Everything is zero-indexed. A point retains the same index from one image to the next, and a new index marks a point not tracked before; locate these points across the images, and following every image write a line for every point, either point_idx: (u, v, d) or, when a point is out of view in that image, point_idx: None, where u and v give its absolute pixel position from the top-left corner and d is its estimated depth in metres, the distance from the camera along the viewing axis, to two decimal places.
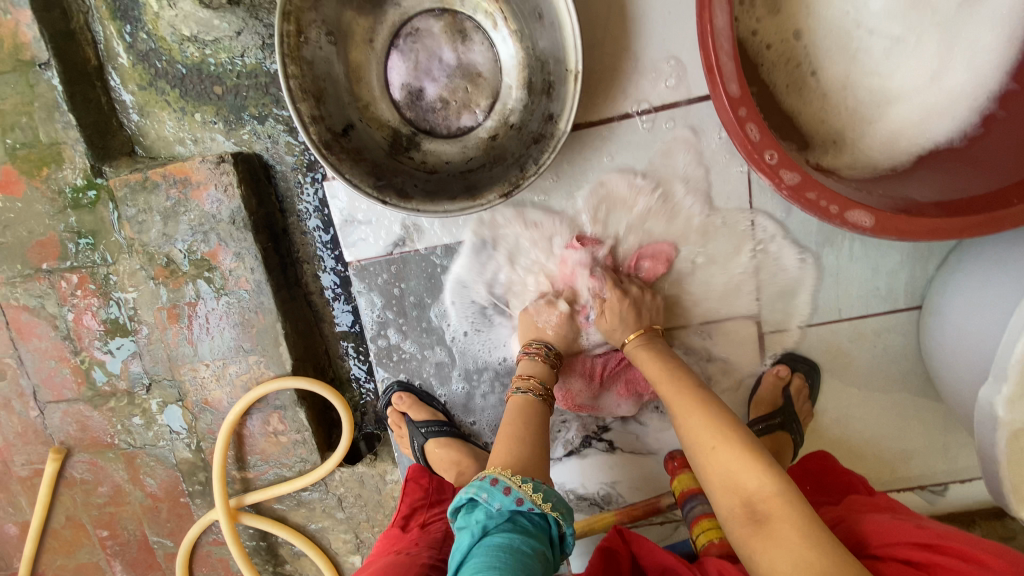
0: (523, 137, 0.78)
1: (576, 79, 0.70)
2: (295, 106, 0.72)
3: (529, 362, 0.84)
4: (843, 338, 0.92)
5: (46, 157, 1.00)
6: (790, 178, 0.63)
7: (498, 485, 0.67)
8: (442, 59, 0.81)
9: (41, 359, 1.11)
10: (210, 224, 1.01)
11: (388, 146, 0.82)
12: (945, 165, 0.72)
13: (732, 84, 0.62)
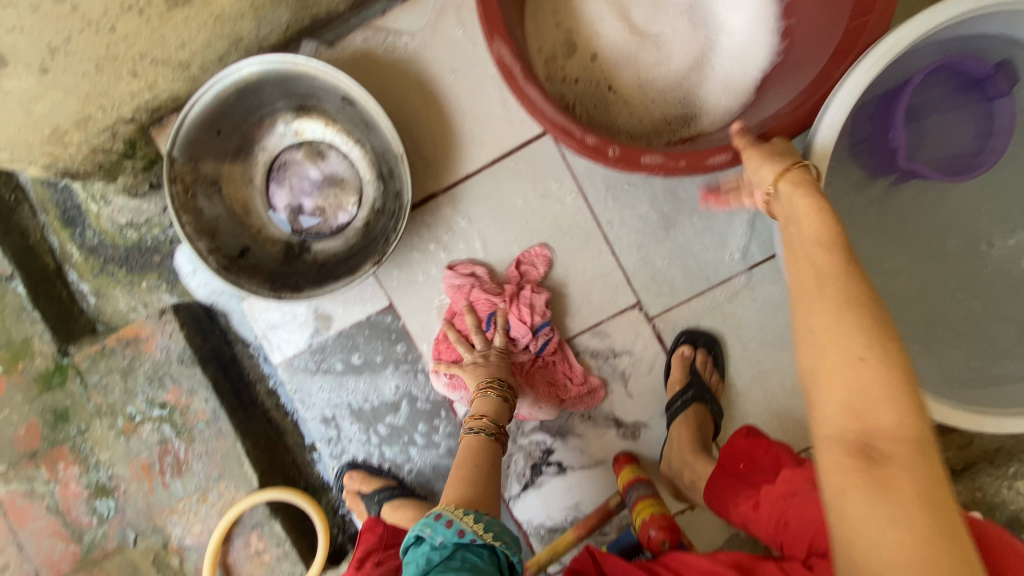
0: (385, 216, 0.95)
1: (405, 159, 0.88)
2: (194, 245, 0.89)
3: (483, 401, 0.87)
4: (723, 302, 0.99)
5: (20, 354, 1.15)
6: (613, 152, 0.71)
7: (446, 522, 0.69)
8: (310, 177, 0.99)
9: (38, 540, 1.17)
10: (163, 370, 1.14)
11: (283, 256, 0.98)
12: (779, 83, 0.77)
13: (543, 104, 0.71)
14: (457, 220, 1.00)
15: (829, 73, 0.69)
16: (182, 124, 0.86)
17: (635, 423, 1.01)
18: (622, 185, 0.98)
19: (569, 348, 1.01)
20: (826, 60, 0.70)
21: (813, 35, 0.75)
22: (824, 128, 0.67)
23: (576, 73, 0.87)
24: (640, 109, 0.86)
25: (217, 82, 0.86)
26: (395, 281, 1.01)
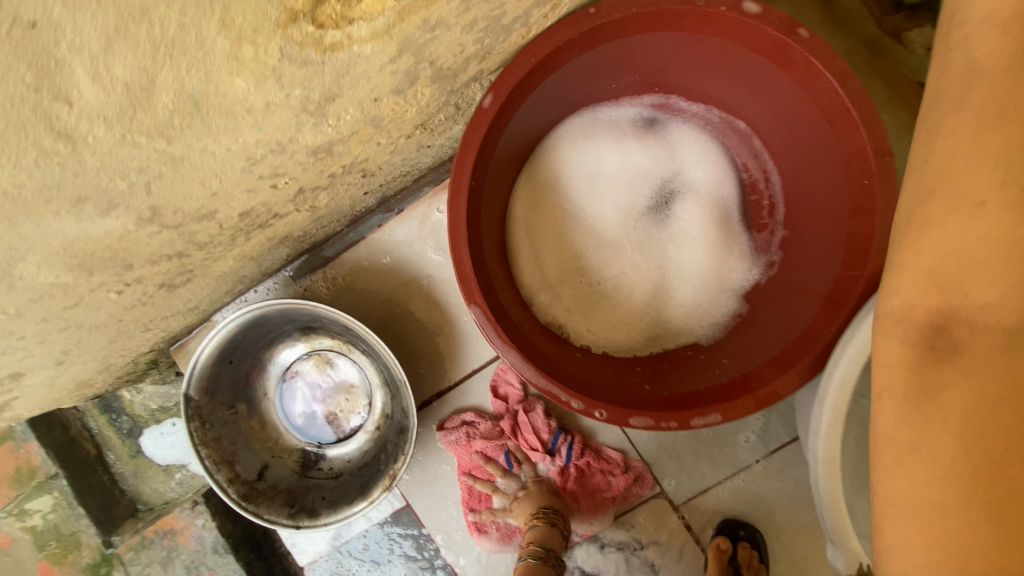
0: (393, 427, 0.95)
1: (407, 383, 0.88)
2: (213, 477, 0.89)
3: (532, 530, 0.88)
4: (751, 485, 0.95)
5: (69, 547, 1.21)
6: (599, 413, 0.70)
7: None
8: (321, 385, 1.02)
9: None
10: (199, 559, 1.17)
11: (299, 468, 0.99)
12: (777, 303, 0.78)
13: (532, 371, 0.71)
14: (465, 417, 0.97)
15: (824, 322, 0.68)
16: (194, 366, 0.87)
17: None
18: None
19: (594, 540, 0.98)
20: (816, 309, 0.70)
21: (809, 260, 0.75)
22: (829, 395, 0.63)
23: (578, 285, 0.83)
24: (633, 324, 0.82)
25: (222, 327, 0.86)
26: (412, 480, 1.00)
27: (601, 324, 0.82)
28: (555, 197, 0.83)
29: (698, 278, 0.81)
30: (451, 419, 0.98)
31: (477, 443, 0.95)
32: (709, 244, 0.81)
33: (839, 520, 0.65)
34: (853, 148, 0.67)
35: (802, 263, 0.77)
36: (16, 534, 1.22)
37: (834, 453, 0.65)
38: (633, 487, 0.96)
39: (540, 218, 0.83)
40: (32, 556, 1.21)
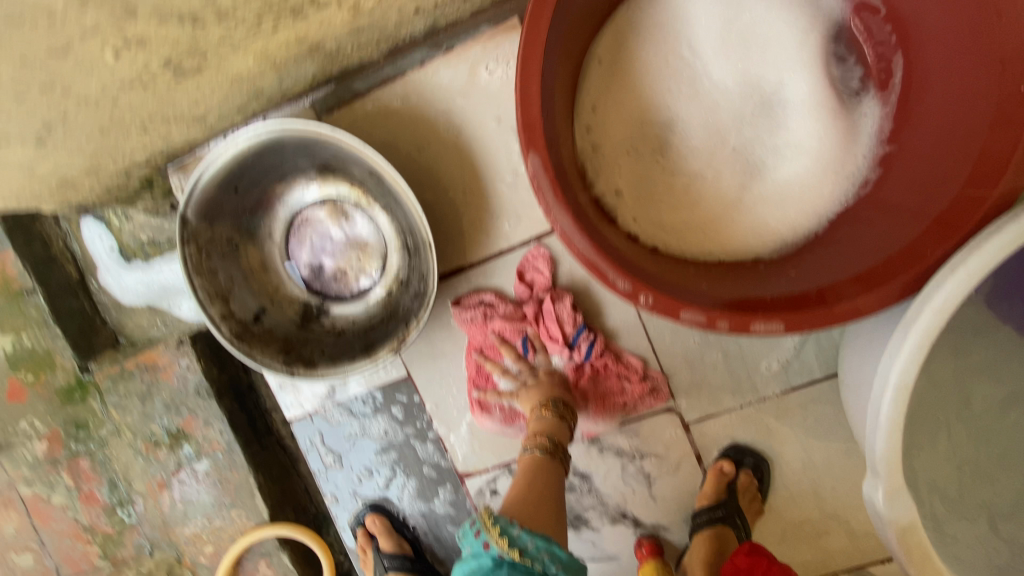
0: (409, 293, 0.86)
1: (432, 245, 0.79)
2: (206, 311, 0.84)
3: (536, 421, 0.85)
4: (768, 416, 0.90)
5: (42, 366, 1.16)
6: (644, 301, 0.63)
7: (478, 529, 0.73)
8: (332, 237, 0.92)
9: (58, 539, 1.23)
10: (180, 398, 1.13)
11: (300, 320, 0.92)
12: (862, 220, 0.69)
13: (584, 242, 0.62)
14: (484, 297, 0.90)
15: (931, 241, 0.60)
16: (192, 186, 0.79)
17: (654, 525, 0.96)
18: None
19: (591, 440, 0.95)
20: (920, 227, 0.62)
21: (915, 178, 0.66)
22: (920, 314, 0.56)
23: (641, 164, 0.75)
24: (701, 216, 0.74)
25: (233, 139, 0.77)
26: (416, 352, 0.95)
27: (665, 210, 0.74)
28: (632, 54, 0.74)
29: (784, 172, 0.72)
30: (470, 295, 0.91)
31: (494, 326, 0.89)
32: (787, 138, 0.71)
33: (892, 452, 0.59)
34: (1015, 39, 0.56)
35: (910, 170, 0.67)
36: None
37: (909, 381, 0.57)
38: (652, 391, 0.91)
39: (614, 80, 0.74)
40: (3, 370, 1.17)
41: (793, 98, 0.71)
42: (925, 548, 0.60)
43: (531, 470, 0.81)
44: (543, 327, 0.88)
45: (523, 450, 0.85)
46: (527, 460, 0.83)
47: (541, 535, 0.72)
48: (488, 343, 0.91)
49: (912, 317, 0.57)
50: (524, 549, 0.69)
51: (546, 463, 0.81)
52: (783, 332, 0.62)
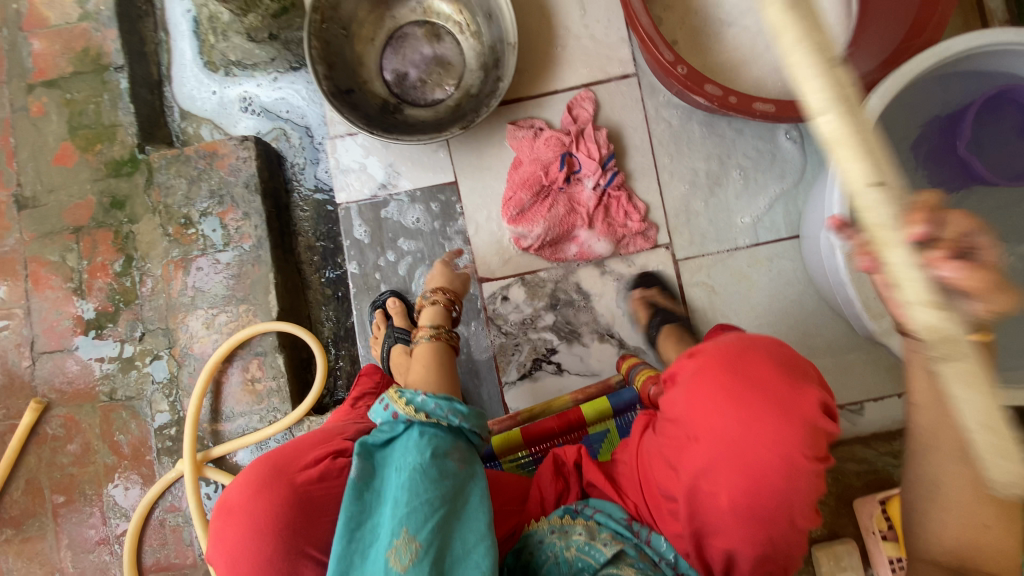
0: (479, 98, 1.07)
1: (514, 49, 1.01)
2: (314, 66, 1.01)
3: (426, 312, 0.94)
4: (743, 263, 1.11)
5: (101, 136, 1.25)
6: (679, 70, 0.88)
7: (385, 405, 0.74)
8: (422, 53, 1.12)
9: (47, 310, 1.24)
10: (228, 188, 1.23)
11: (379, 108, 1.09)
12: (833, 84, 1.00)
13: (647, 22, 0.89)
14: (536, 124, 1.11)
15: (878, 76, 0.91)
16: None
17: (636, 347, 1.10)
18: (685, 137, 1.12)
19: (598, 265, 1.11)
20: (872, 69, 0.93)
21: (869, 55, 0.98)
22: (876, 93, 0.79)
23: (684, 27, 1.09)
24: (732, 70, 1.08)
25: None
26: (467, 162, 1.13)
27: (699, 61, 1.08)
28: None
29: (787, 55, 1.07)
30: (523, 122, 1.11)
31: (538, 145, 1.09)
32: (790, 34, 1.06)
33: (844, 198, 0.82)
34: None
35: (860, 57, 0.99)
36: (56, 109, 1.25)
37: None
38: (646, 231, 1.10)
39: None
40: (61, 134, 1.25)
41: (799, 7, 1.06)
42: (862, 275, 0.81)
43: (428, 351, 0.89)
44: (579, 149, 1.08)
45: (416, 341, 0.92)
46: (424, 346, 0.90)
47: (443, 400, 0.74)
48: (528, 161, 1.09)
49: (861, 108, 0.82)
50: (429, 412, 0.71)
51: (439, 346, 0.89)
52: (774, 113, 0.87)
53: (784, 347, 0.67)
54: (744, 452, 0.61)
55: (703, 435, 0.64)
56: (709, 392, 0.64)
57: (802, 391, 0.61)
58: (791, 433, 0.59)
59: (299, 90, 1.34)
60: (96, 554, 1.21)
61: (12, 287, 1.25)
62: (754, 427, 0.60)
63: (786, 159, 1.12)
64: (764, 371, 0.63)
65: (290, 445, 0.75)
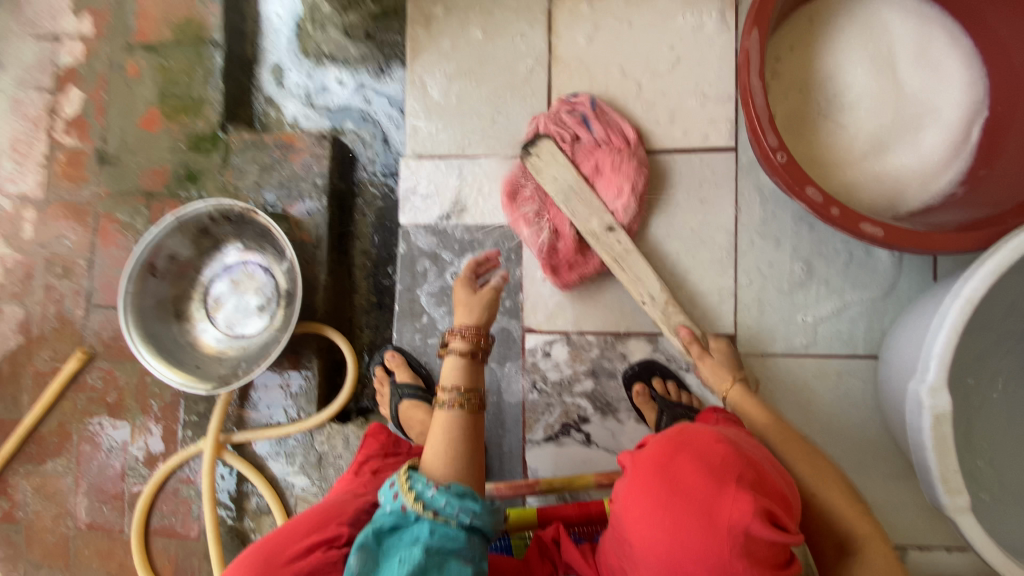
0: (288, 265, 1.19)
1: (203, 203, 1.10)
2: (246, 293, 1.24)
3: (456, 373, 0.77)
4: (808, 373, 1.02)
5: (188, 108, 1.27)
6: (779, 158, 0.81)
7: (391, 488, 0.70)
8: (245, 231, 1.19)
9: (108, 266, 1.28)
10: (297, 182, 1.23)
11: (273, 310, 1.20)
12: (952, 209, 0.90)
13: (760, 104, 0.81)
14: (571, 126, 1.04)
15: (1010, 218, 0.81)
16: (217, 202, 1.10)
17: None
18: (772, 225, 1.03)
19: (650, 340, 1.06)
20: (1006, 209, 0.83)
21: (1001, 184, 0.87)
22: (1001, 249, 0.72)
23: (799, 111, 0.99)
24: (832, 157, 0.97)
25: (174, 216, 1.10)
26: None
27: (798, 145, 0.99)
28: (830, 29, 0.99)
29: (900, 159, 0.95)
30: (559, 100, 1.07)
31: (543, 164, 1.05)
32: (916, 137, 0.94)
33: (946, 353, 0.73)
34: None
35: (985, 189, 0.88)
36: (151, 74, 1.29)
37: (978, 296, 0.72)
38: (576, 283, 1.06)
39: (807, 40, 0.99)
40: (151, 99, 1.29)
41: (937, 112, 0.94)
42: (947, 443, 0.73)
43: (451, 427, 0.73)
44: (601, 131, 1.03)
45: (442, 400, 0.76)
46: (446, 417, 0.74)
47: (453, 491, 0.67)
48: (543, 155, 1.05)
49: (982, 262, 0.73)
50: (437, 510, 0.65)
51: (466, 418, 0.74)
52: (880, 238, 0.81)
53: (720, 443, 0.59)
54: (679, 566, 0.54)
55: (640, 543, 0.57)
56: (640, 495, 0.58)
57: (726, 496, 0.53)
58: (709, 537, 0.53)
59: (384, 92, 1.31)
60: (111, 506, 1.26)
61: (80, 237, 1.30)
62: (679, 540, 0.54)
63: (877, 269, 1.01)
64: (688, 472, 0.57)
65: (287, 527, 0.70)
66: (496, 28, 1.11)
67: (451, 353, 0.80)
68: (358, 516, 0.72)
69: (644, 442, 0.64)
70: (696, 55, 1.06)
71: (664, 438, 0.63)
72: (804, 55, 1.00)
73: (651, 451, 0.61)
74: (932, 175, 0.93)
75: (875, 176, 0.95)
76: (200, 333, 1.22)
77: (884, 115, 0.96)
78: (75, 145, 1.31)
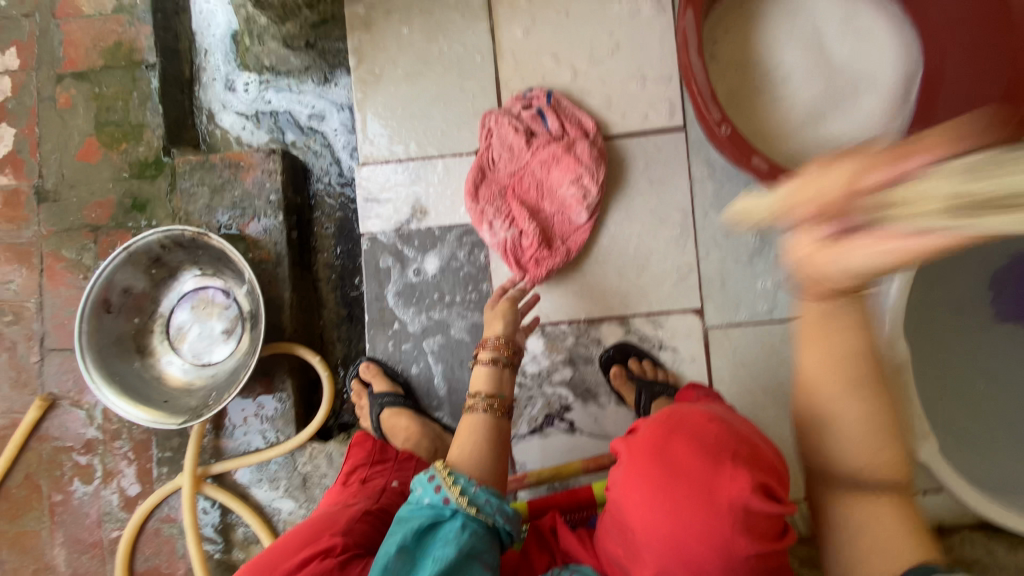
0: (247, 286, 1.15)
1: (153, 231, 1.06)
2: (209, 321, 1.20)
3: (483, 376, 0.82)
4: (777, 338, 1.05)
5: (128, 135, 1.23)
6: (723, 130, 0.83)
7: (432, 482, 0.67)
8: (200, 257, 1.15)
9: (60, 306, 1.23)
10: (251, 201, 1.19)
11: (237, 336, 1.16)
12: None
13: (701, 79, 0.82)
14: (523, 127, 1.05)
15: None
16: (167, 229, 1.06)
17: None
18: (728, 198, 1.05)
19: (623, 323, 1.07)
20: None
21: None
22: None
23: (742, 83, 1.01)
24: (776, 126, 0.99)
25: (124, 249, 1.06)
26: None
27: (743, 122, 1.00)
28: (762, 1, 1.01)
29: (840, 123, 0.98)
30: (515, 97, 1.08)
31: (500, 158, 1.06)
32: (852, 101, 0.97)
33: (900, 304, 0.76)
34: (1016, 43, 0.83)
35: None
36: (84, 103, 1.23)
37: None
38: (545, 276, 1.05)
39: (742, 13, 1.01)
40: (87, 130, 1.23)
41: (868, 75, 0.97)
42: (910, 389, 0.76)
43: (479, 430, 0.76)
44: (557, 123, 1.04)
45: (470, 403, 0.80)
46: (475, 419, 0.78)
47: (494, 492, 0.68)
48: (499, 152, 1.07)
49: None
50: (480, 506, 0.65)
51: (492, 420, 0.77)
52: None
53: (713, 422, 0.55)
54: (682, 553, 0.51)
55: (641, 529, 0.54)
56: (637, 480, 0.54)
57: (723, 474, 0.50)
58: (715, 521, 0.50)
59: (332, 102, 1.29)
60: (90, 554, 1.21)
61: (26, 279, 1.24)
62: (679, 525, 0.51)
63: None
64: (685, 455, 0.53)
65: (275, 548, 0.64)
66: (437, 26, 1.10)
67: (479, 363, 0.84)
68: (350, 525, 0.67)
69: (637, 426, 0.60)
70: (639, 37, 1.07)
71: (656, 421, 0.58)
72: (741, 28, 1.01)
73: (643, 435, 0.57)
74: (870, 136, 0.96)
75: (818, 141, 0.98)
76: (165, 366, 1.18)
77: (821, 81, 0.99)
78: (10, 184, 1.25)
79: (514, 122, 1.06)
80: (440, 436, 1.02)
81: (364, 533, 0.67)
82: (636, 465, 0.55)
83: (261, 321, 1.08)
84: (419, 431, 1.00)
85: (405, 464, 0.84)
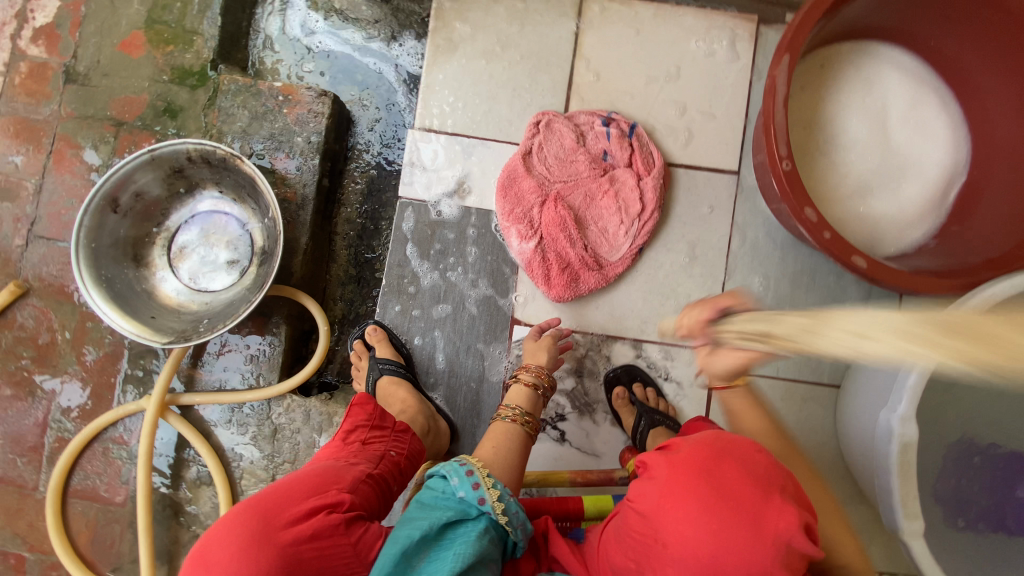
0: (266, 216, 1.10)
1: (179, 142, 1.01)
2: (216, 246, 1.15)
3: (516, 391, 0.90)
4: (775, 395, 1.06)
5: (177, 39, 1.18)
6: (785, 166, 0.84)
7: (469, 475, 0.69)
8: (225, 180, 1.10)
9: (60, 194, 1.16)
10: (289, 137, 1.15)
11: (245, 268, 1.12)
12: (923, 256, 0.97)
13: (779, 114, 0.84)
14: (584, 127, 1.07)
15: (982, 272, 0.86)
16: (200, 141, 1.01)
17: None
18: (762, 249, 1.07)
19: (635, 346, 1.07)
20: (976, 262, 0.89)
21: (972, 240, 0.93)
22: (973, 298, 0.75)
23: (804, 143, 1.03)
24: (826, 192, 1.02)
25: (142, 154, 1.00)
26: None
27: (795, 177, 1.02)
28: (839, 72, 1.04)
29: (882, 204, 1.01)
30: (593, 111, 1.07)
31: (550, 156, 1.06)
32: (899, 187, 1.01)
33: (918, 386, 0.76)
34: None
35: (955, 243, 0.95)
36: None
37: None
38: (570, 296, 1.05)
39: (818, 77, 1.04)
40: (137, 23, 1.18)
41: (919, 167, 1.01)
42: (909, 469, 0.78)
43: (509, 436, 0.83)
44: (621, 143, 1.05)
45: (496, 414, 0.87)
46: (504, 427, 0.84)
47: (521, 507, 0.70)
48: (548, 156, 1.07)
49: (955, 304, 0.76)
50: (509, 516, 0.67)
51: (519, 432, 0.84)
52: (863, 270, 0.85)
53: (761, 454, 0.64)
54: (717, 567, 0.58)
55: (674, 542, 0.60)
56: (684, 497, 0.61)
57: (773, 507, 0.58)
58: (761, 552, 0.57)
59: (392, 58, 1.25)
60: (26, 459, 1.13)
61: (31, 158, 1.16)
62: (725, 545, 0.57)
63: (850, 304, 1.06)
64: (735, 479, 0.61)
65: (283, 483, 0.69)
66: (523, 13, 1.10)
67: (518, 382, 0.91)
68: (356, 485, 0.72)
69: (677, 444, 0.67)
70: (713, 77, 1.09)
71: (699, 442, 0.66)
72: (813, 92, 1.04)
73: (685, 453, 0.65)
74: (908, 224, 1.00)
75: (860, 216, 1.01)
76: (158, 282, 1.12)
77: (875, 160, 1.02)
78: (39, 56, 1.18)
79: (576, 130, 1.06)
80: (432, 417, 1.00)
81: (367, 496, 0.72)
82: (682, 479, 0.62)
83: (273, 260, 1.04)
84: (415, 406, 0.97)
85: (401, 436, 0.85)
